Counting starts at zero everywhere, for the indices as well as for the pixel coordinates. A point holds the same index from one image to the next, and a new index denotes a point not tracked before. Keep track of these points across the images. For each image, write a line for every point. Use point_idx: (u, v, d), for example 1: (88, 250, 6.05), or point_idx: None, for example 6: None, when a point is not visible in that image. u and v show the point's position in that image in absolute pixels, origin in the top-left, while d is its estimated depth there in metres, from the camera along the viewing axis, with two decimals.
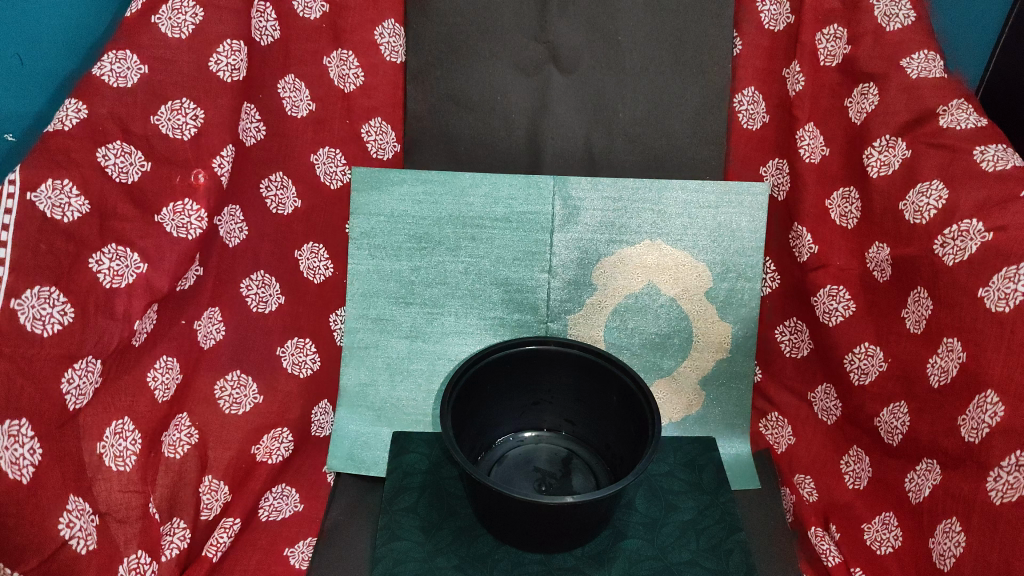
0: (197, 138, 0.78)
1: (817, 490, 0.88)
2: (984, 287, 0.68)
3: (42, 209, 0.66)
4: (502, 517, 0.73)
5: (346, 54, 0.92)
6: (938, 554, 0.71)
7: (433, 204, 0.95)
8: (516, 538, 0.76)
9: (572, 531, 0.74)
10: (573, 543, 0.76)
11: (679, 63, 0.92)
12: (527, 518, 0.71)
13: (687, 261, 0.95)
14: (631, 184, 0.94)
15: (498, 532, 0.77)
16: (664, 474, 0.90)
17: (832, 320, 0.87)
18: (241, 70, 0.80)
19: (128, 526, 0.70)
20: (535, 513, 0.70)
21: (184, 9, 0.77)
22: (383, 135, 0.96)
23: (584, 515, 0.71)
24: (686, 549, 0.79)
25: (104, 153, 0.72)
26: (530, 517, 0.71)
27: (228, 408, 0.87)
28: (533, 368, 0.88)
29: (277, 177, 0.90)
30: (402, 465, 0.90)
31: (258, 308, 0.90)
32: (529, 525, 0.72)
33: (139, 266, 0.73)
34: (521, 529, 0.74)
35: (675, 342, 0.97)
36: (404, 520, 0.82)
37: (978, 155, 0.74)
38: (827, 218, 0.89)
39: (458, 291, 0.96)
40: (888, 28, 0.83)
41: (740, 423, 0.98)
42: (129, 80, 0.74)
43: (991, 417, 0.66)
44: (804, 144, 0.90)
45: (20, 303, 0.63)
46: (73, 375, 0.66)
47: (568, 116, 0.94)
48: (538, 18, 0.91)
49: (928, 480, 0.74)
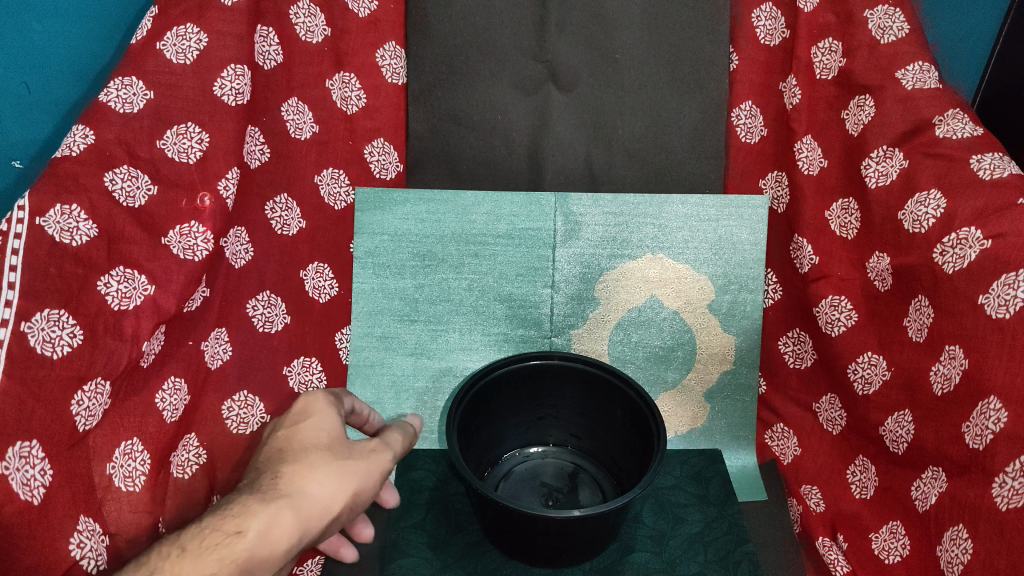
0: (202, 162, 0.79)
1: (824, 501, 0.88)
2: (985, 294, 0.69)
3: (51, 233, 0.68)
4: (507, 531, 0.73)
5: (348, 76, 0.94)
6: (946, 562, 0.70)
7: (436, 222, 0.96)
8: (522, 555, 0.76)
9: (577, 547, 0.73)
10: (579, 558, 0.76)
11: (676, 79, 0.94)
12: (531, 532, 0.71)
13: (689, 275, 0.96)
14: (631, 199, 0.95)
15: (504, 546, 0.77)
16: (670, 487, 0.89)
17: (835, 330, 0.87)
18: (244, 94, 0.82)
19: (139, 547, 0.72)
20: (539, 528, 0.70)
21: (189, 35, 0.79)
22: (385, 156, 0.98)
23: (588, 531, 0.71)
24: (694, 561, 0.79)
25: (111, 178, 0.73)
26: (534, 533, 0.71)
27: (236, 428, 0.86)
28: (538, 384, 0.88)
29: (282, 199, 0.90)
30: (409, 482, 0.90)
31: (264, 329, 0.90)
32: (532, 539, 0.72)
33: (147, 288, 0.74)
34: (525, 544, 0.73)
35: (679, 355, 0.98)
36: (412, 537, 0.82)
37: (975, 163, 0.74)
38: (827, 229, 0.90)
39: (462, 307, 0.97)
40: (882, 41, 0.84)
41: (745, 435, 0.99)
42: (135, 106, 0.76)
43: (995, 423, 0.66)
44: (802, 156, 0.91)
45: (30, 325, 0.64)
46: (83, 397, 0.67)
47: (568, 133, 0.96)
48: (537, 38, 0.94)
49: (934, 488, 0.74)
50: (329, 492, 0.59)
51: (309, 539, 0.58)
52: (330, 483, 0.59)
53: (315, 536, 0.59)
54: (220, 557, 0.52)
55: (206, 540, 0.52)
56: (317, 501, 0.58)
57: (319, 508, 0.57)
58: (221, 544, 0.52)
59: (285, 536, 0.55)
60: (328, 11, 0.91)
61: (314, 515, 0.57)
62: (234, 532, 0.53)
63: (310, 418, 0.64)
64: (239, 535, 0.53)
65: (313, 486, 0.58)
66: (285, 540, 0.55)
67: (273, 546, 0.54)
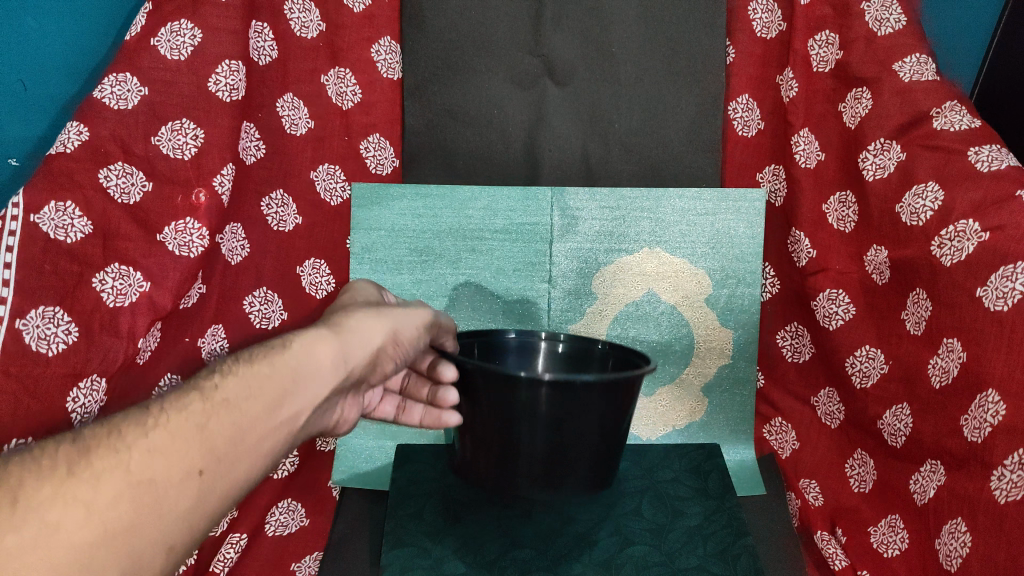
0: (197, 158, 0.79)
1: (822, 494, 0.88)
2: (983, 287, 0.68)
3: (46, 230, 0.70)
4: (478, 421, 0.67)
5: (343, 72, 0.94)
6: (945, 555, 0.70)
7: (433, 217, 0.95)
8: (494, 468, 0.68)
9: (556, 444, 0.65)
10: (560, 469, 0.67)
11: (673, 73, 0.94)
12: (501, 415, 0.65)
13: (687, 269, 0.95)
14: (629, 194, 0.95)
15: (477, 461, 0.69)
16: (670, 481, 0.86)
17: (833, 323, 0.87)
18: (240, 90, 0.81)
19: None
20: (510, 406, 0.63)
21: (184, 31, 0.78)
22: (381, 151, 0.97)
23: (567, 419, 0.64)
24: (693, 555, 0.78)
25: (105, 174, 0.74)
26: (504, 414, 0.64)
27: None
28: (525, 352, 0.80)
29: (278, 194, 0.90)
30: (407, 474, 0.87)
31: (262, 325, 0.89)
32: (502, 428, 0.65)
33: (142, 284, 0.75)
34: (496, 437, 0.66)
35: (676, 350, 0.96)
36: (409, 527, 0.80)
37: (973, 155, 0.74)
38: (824, 223, 0.90)
39: (458, 304, 0.95)
40: (879, 33, 0.84)
41: (745, 429, 0.95)
42: (130, 102, 0.76)
43: (993, 416, 0.66)
44: (799, 149, 0.91)
45: (25, 323, 0.68)
46: (79, 394, 0.69)
47: (565, 127, 0.96)
48: (533, 33, 0.94)
49: (933, 481, 0.74)
50: (371, 325, 0.57)
51: (356, 371, 0.56)
52: (373, 317, 0.58)
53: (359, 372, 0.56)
54: (269, 364, 0.49)
55: (256, 354, 0.50)
56: (358, 331, 0.56)
57: (362, 337, 0.56)
58: (266, 355, 0.50)
59: (328, 354, 0.52)
60: (322, 8, 0.91)
61: (359, 343, 0.55)
62: (280, 347, 0.51)
63: (351, 293, 0.65)
64: (285, 349, 0.51)
65: (352, 317, 0.56)
66: (330, 361, 0.53)
67: (317, 361, 0.52)
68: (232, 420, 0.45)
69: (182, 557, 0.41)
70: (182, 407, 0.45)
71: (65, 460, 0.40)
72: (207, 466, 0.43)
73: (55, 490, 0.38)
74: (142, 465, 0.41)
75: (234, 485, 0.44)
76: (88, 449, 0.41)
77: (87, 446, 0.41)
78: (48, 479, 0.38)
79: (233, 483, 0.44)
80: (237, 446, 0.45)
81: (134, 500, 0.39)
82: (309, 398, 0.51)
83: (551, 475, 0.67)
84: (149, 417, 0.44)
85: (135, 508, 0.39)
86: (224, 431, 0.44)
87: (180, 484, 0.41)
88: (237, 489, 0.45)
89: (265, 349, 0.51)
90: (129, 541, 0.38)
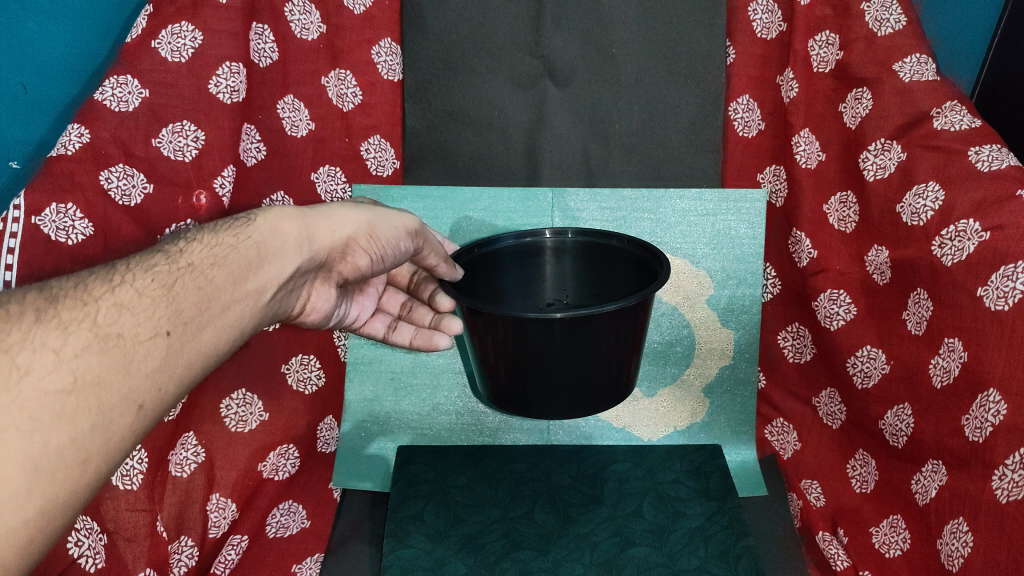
0: (197, 159, 0.79)
1: (824, 496, 0.87)
2: (983, 286, 0.68)
3: (47, 233, 0.71)
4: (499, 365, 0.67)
5: (344, 74, 0.93)
6: (947, 556, 0.69)
7: (434, 219, 0.95)
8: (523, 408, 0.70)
9: (571, 369, 0.65)
10: (583, 394, 0.68)
11: (673, 73, 0.94)
12: (522, 357, 0.65)
13: (687, 270, 0.95)
14: (629, 194, 0.95)
15: (509, 410, 0.71)
16: (670, 482, 0.86)
17: (833, 324, 0.88)
18: (241, 91, 0.81)
19: (136, 544, 0.74)
20: (526, 347, 0.64)
21: (184, 34, 0.78)
22: (382, 152, 0.97)
23: (584, 349, 0.64)
24: (694, 556, 0.76)
25: (107, 176, 0.74)
26: (523, 355, 0.65)
27: (233, 426, 0.87)
28: (534, 268, 0.79)
29: (278, 198, 0.91)
30: (408, 475, 0.87)
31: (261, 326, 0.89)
32: (525, 371, 0.66)
33: None
34: (516, 377, 0.67)
35: (677, 351, 0.96)
36: (410, 527, 0.80)
37: (973, 155, 0.74)
38: (826, 223, 0.90)
39: None
40: (880, 33, 0.83)
41: (746, 431, 0.96)
42: (130, 104, 0.76)
43: (994, 415, 0.65)
44: (800, 149, 0.91)
45: None
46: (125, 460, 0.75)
47: (565, 128, 0.96)
48: (533, 33, 0.92)
49: (934, 481, 0.73)
50: (341, 216, 0.63)
51: (317, 255, 0.62)
52: (341, 211, 0.63)
53: (325, 255, 0.63)
54: (233, 236, 0.57)
55: (224, 226, 0.58)
56: (325, 218, 0.62)
57: (329, 224, 0.62)
58: (234, 228, 0.58)
59: (291, 232, 0.60)
60: (323, 8, 0.90)
61: (324, 228, 0.62)
62: (246, 220, 0.59)
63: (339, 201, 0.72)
64: (250, 223, 0.58)
65: (324, 208, 0.63)
66: (295, 237, 0.60)
67: (281, 237, 0.59)
68: (195, 286, 0.52)
69: (152, 416, 0.47)
70: (148, 273, 0.51)
71: (33, 309, 0.45)
72: (173, 328, 0.49)
73: (24, 333, 0.43)
74: (108, 320, 0.47)
75: (201, 347, 0.51)
76: (56, 301, 0.46)
77: (54, 298, 0.46)
78: (17, 325, 0.43)
79: (197, 346, 0.51)
80: (200, 313, 0.51)
81: (101, 351, 0.45)
82: (269, 278, 0.58)
83: (568, 398, 0.68)
84: (116, 277, 0.50)
85: (104, 359, 0.45)
86: (188, 298, 0.51)
87: (147, 342, 0.47)
88: (202, 354, 0.51)
89: (230, 228, 0.58)
90: (101, 390, 0.44)
